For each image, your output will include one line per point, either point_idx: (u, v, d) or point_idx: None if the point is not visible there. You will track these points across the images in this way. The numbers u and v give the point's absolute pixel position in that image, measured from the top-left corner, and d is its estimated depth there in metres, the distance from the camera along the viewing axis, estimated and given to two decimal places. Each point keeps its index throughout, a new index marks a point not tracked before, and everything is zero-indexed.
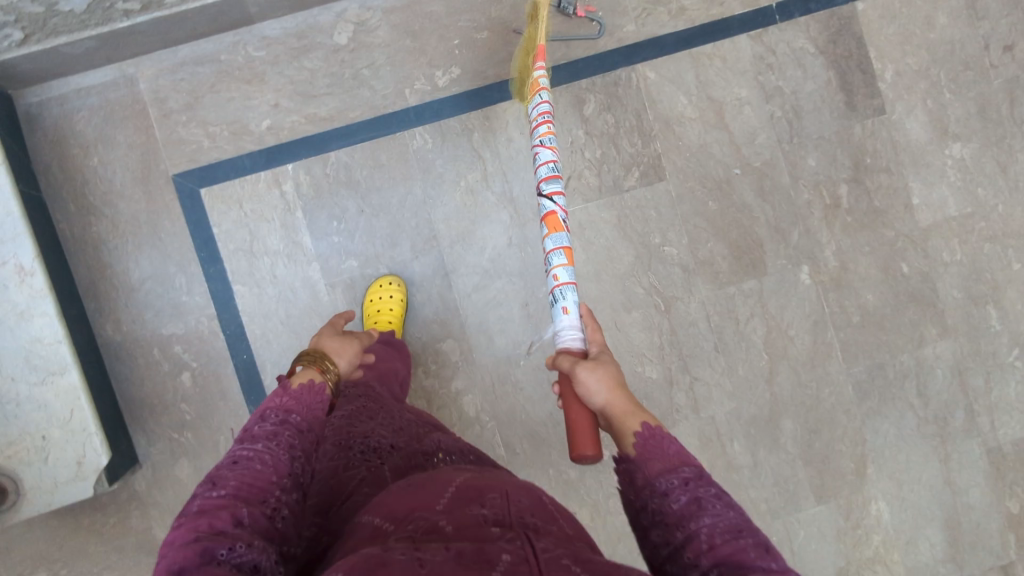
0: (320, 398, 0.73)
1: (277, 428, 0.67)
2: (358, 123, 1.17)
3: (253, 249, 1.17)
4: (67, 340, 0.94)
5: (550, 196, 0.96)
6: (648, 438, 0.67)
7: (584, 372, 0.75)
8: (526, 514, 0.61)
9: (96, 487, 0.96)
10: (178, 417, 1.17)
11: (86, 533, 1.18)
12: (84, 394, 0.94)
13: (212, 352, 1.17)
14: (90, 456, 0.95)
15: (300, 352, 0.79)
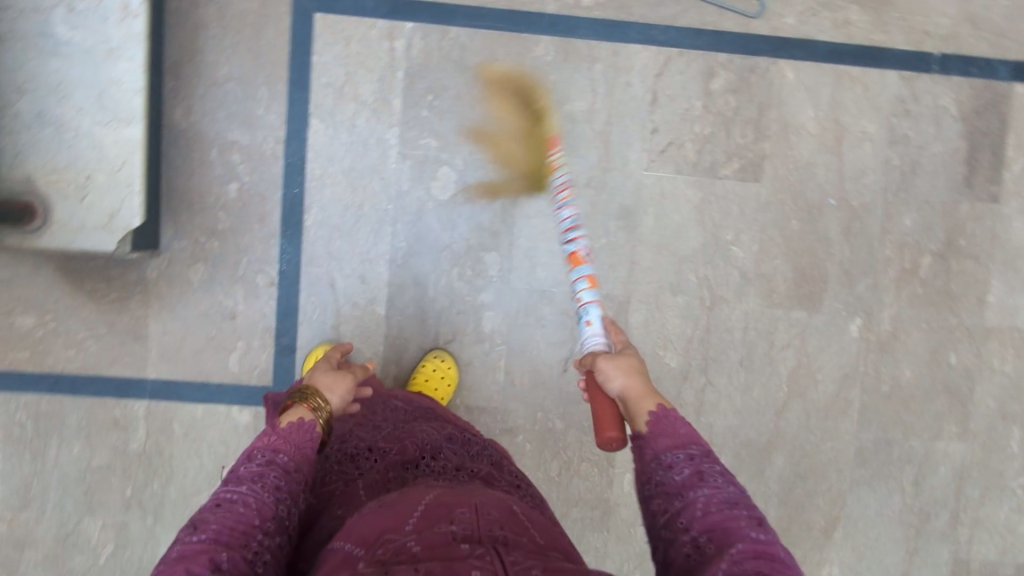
0: (309, 436, 0.75)
1: (263, 468, 0.70)
2: (490, 10, 1.14)
3: (343, 91, 1.15)
4: (143, 94, 0.98)
5: (571, 238, 0.98)
6: (658, 418, 0.70)
7: (602, 362, 0.79)
8: (493, 527, 0.67)
9: (119, 246, 0.99)
10: (210, 223, 1.16)
11: (83, 298, 1.18)
12: (141, 152, 0.97)
13: (266, 174, 1.16)
14: (124, 211, 0.98)
15: (290, 390, 0.80)
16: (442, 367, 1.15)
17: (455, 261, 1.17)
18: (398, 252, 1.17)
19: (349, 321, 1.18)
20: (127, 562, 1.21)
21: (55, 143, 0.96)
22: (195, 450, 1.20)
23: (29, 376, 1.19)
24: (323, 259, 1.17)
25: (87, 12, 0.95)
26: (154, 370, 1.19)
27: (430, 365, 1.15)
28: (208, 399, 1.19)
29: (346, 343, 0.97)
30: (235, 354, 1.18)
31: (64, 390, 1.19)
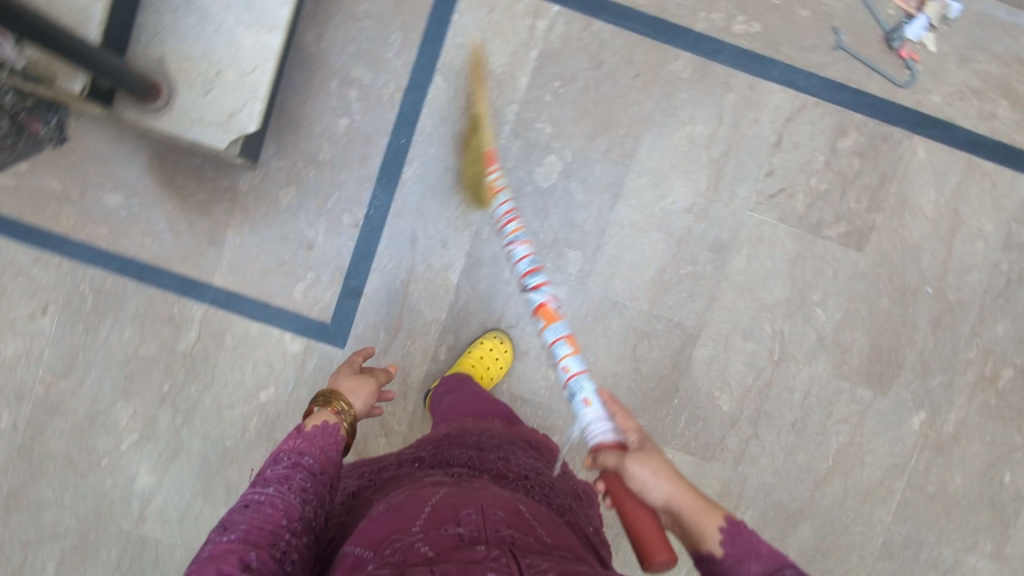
0: (332, 438, 0.82)
1: (288, 467, 0.76)
2: (639, 13, 1.13)
3: (473, 56, 1.15)
4: (291, 6, 1.00)
5: (534, 289, 0.96)
6: (733, 534, 0.68)
7: (635, 467, 0.71)
8: (500, 525, 0.67)
9: (229, 145, 1.00)
10: (312, 151, 1.17)
11: (171, 191, 1.19)
12: (275, 61, 0.99)
13: (378, 118, 1.16)
14: (243, 115, 0.99)
15: (313, 395, 0.92)
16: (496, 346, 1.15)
17: (539, 248, 1.15)
18: (484, 226, 1.16)
19: (419, 280, 1.18)
20: (146, 454, 1.22)
21: (195, 33, 0.97)
22: (238, 366, 1.20)
23: (103, 253, 1.21)
24: (410, 214, 1.17)
25: None
26: (220, 278, 1.19)
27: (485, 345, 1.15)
28: (264, 320, 1.19)
29: (367, 350, 1.06)
30: (302, 283, 1.19)
31: (130, 275, 1.21)
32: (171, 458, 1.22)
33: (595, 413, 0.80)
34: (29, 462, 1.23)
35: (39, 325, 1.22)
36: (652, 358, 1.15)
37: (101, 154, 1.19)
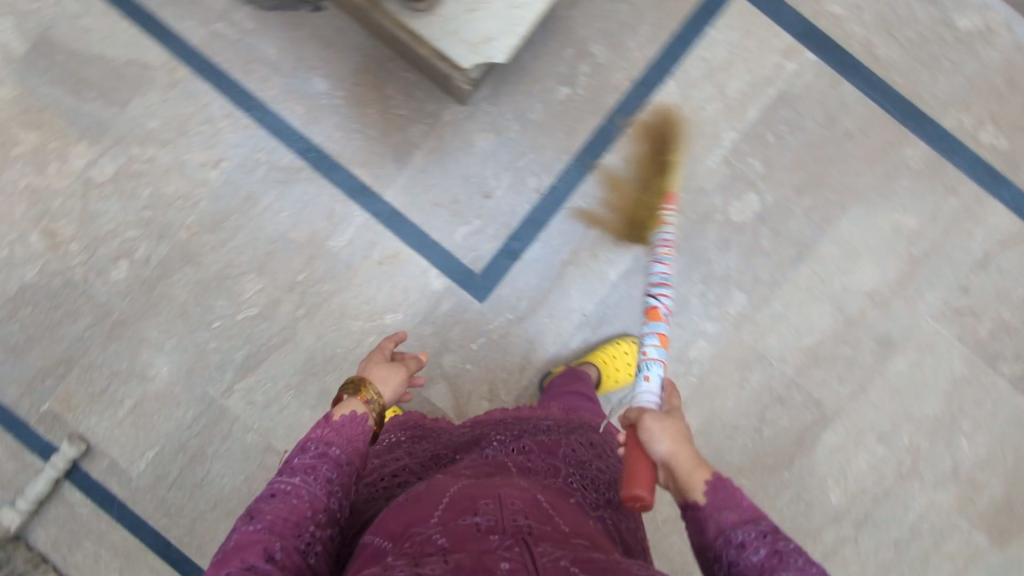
0: (361, 429, 0.74)
1: (316, 459, 0.69)
2: (891, 88, 1.11)
3: (713, 73, 1.14)
4: None
5: (652, 295, 0.93)
6: (717, 487, 0.65)
7: (648, 420, 0.73)
8: (519, 515, 0.62)
9: (471, 66, 1.01)
10: (524, 106, 1.16)
11: (376, 96, 1.20)
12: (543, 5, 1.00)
13: (599, 98, 1.15)
14: (495, 44, 1.00)
15: (346, 380, 0.80)
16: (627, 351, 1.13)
17: (706, 278, 1.12)
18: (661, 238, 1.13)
19: (579, 265, 1.15)
20: (255, 333, 1.21)
21: None
22: (376, 283, 1.19)
23: (291, 131, 1.22)
24: (596, 201, 1.16)
25: None
26: (391, 194, 1.19)
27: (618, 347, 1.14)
28: (418, 249, 1.19)
29: (401, 333, 0.95)
30: (466, 227, 1.18)
31: (308, 160, 1.21)
32: (278, 346, 1.21)
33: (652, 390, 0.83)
34: (147, 299, 1.24)
35: (206, 176, 1.23)
36: (779, 425, 1.11)
37: (327, 40, 1.21)
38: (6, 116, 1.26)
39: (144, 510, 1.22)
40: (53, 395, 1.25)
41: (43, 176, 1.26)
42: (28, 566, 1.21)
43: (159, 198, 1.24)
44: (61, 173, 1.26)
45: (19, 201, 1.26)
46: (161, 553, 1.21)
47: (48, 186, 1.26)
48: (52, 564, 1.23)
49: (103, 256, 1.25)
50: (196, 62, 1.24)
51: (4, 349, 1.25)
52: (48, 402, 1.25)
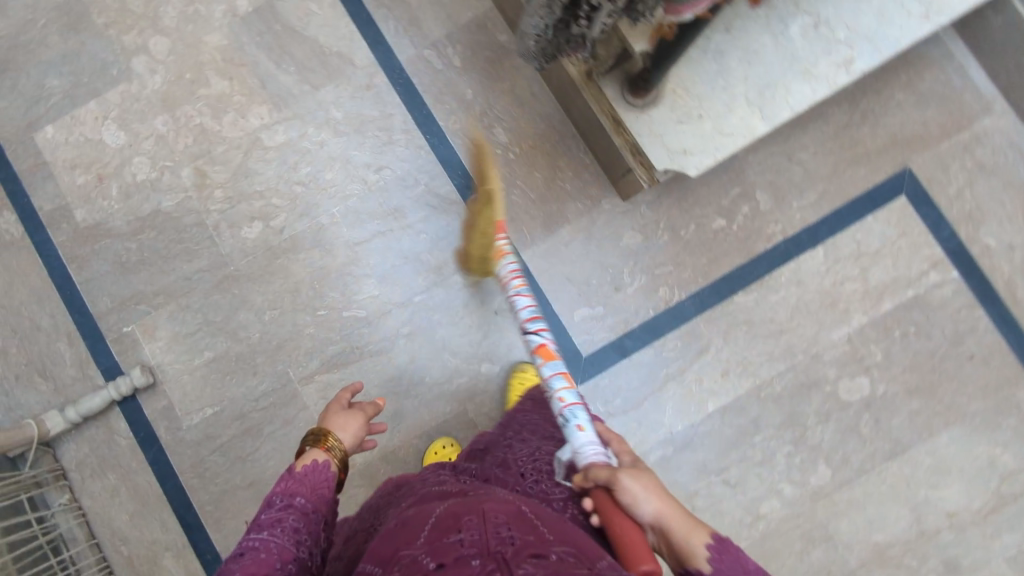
0: (324, 476, 0.79)
1: (280, 509, 0.74)
2: (1019, 330, 1.16)
3: (864, 256, 1.19)
4: (791, 114, 1.08)
5: (533, 331, 0.95)
6: (721, 551, 0.65)
7: (625, 479, 0.69)
8: (503, 528, 0.59)
9: (663, 168, 1.08)
10: (679, 222, 1.22)
11: (546, 163, 1.26)
12: (749, 140, 1.07)
13: (748, 240, 1.21)
14: (689, 158, 1.07)
15: (307, 432, 0.86)
16: (528, 376, 1.18)
17: (797, 441, 1.14)
18: (767, 387, 1.16)
19: (682, 383, 1.17)
20: (354, 334, 1.23)
21: (707, 78, 1.08)
22: (485, 328, 1.23)
23: (458, 166, 1.27)
24: (717, 329, 1.18)
25: (824, 37, 1.07)
26: (528, 253, 1.23)
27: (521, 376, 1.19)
28: (534, 314, 1.22)
29: (357, 381, 0.98)
30: (587, 311, 1.20)
31: (463, 197, 1.27)
32: (370, 354, 1.22)
33: (588, 438, 0.77)
34: (265, 265, 1.26)
35: (367, 175, 1.28)
36: None
37: (520, 98, 1.28)
38: (207, 58, 1.33)
39: (179, 463, 1.21)
40: (140, 321, 1.26)
41: (217, 122, 1.31)
42: (49, 477, 1.19)
43: (316, 179, 1.28)
44: (235, 125, 1.31)
45: (187, 135, 1.31)
46: (181, 511, 1.20)
47: (218, 132, 1.31)
48: (69, 482, 1.21)
49: (239, 212, 1.28)
50: (394, 74, 1.30)
51: (117, 263, 1.28)
52: (132, 326, 1.26)
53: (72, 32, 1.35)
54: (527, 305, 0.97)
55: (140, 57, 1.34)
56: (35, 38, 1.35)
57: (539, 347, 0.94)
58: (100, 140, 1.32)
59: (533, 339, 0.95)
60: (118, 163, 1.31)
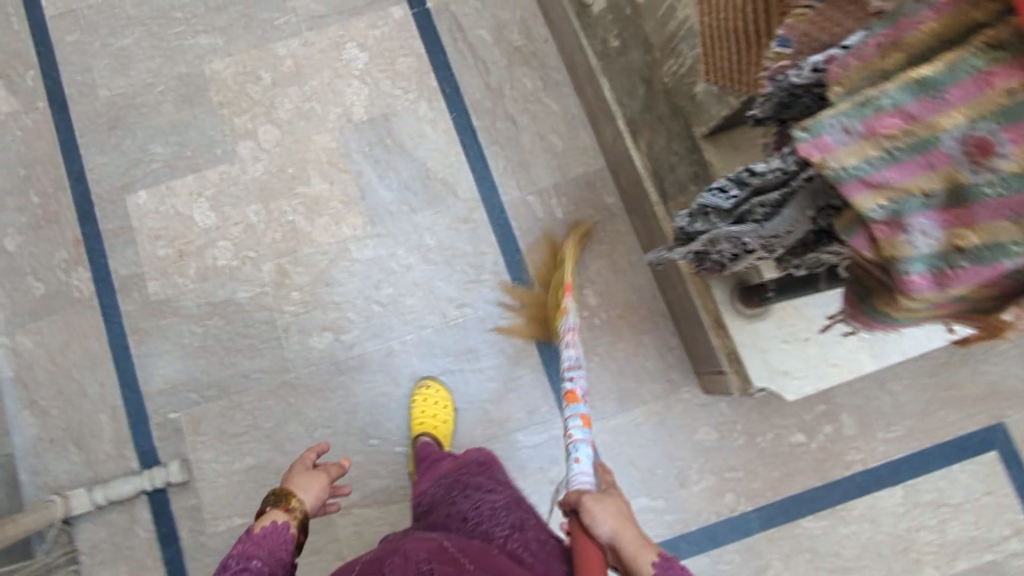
0: (283, 538, 0.80)
1: (235, 573, 0.74)
2: None
3: (945, 507, 1.15)
4: (904, 359, 1.03)
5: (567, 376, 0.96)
6: (663, 566, 0.68)
7: (588, 501, 0.73)
8: (420, 564, 0.68)
9: (759, 385, 1.04)
10: (757, 429, 1.19)
11: (632, 336, 1.24)
12: (855, 375, 1.03)
13: (826, 463, 1.18)
14: (789, 380, 1.03)
15: (268, 496, 0.86)
16: (431, 392, 1.20)
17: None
18: None
19: None
20: (403, 472, 1.20)
21: (822, 303, 1.03)
22: (536, 497, 1.19)
23: None
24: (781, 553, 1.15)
25: None
26: (596, 427, 1.20)
27: (427, 393, 1.19)
28: None
29: (321, 444, 0.99)
30: (647, 502, 1.18)
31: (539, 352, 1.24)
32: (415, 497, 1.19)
33: (583, 469, 0.81)
34: (328, 379, 1.23)
35: (447, 309, 1.25)
36: None
37: (617, 264, 1.27)
38: (313, 157, 1.32)
39: (195, 569, 1.17)
40: (190, 410, 1.23)
41: (309, 223, 1.29)
42: (60, 560, 1.15)
43: (395, 303, 1.26)
44: (326, 230, 1.29)
45: (276, 231, 1.29)
46: None
47: (308, 234, 1.29)
48: (78, 566, 1.17)
49: (313, 320, 1.25)
50: (496, 212, 1.30)
51: (178, 346, 1.25)
52: (180, 413, 1.23)
53: (187, 104, 1.35)
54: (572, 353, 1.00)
55: (247, 142, 1.33)
56: (149, 103, 1.35)
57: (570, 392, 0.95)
58: (189, 217, 1.30)
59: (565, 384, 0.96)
60: (201, 242, 1.28)
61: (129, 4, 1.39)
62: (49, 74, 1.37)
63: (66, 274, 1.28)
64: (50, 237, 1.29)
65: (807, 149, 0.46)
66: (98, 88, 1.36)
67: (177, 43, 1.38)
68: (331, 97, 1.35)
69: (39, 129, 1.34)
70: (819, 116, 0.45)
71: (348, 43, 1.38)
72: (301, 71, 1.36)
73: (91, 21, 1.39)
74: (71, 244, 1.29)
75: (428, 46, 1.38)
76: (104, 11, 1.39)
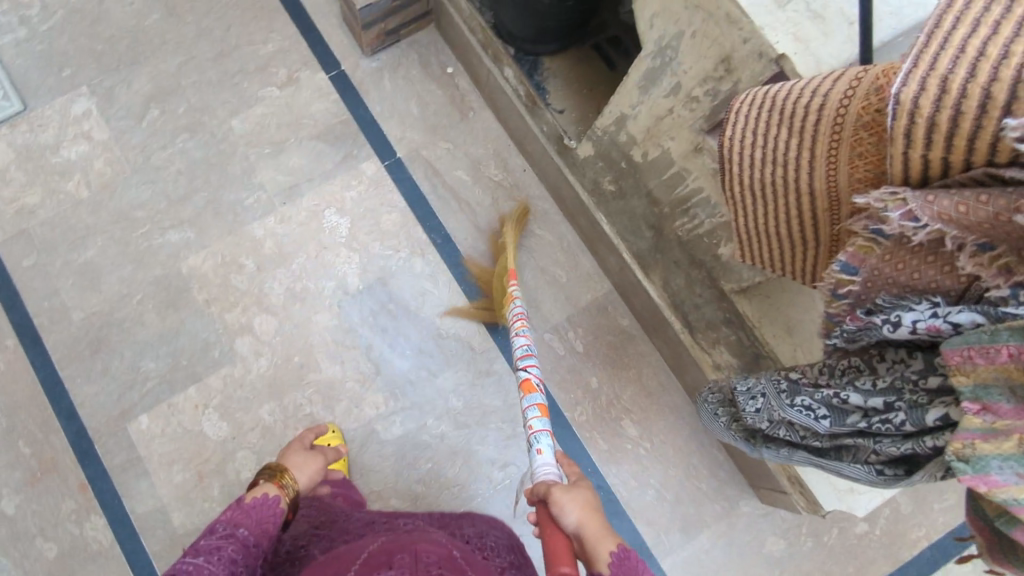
0: (271, 511, 0.77)
1: (221, 538, 0.71)
2: None
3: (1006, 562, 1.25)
4: None
5: (523, 367, 0.99)
6: (620, 559, 0.66)
7: (557, 493, 0.72)
8: (432, 567, 0.64)
9: (830, 506, 1.05)
10: (819, 527, 1.27)
11: (681, 460, 1.30)
12: None
13: (892, 545, 1.26)
14: (860, 496, 1.04)
15: (262, 467, 0.84)
16: None
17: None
18: None
19: None
20: None
21: None
22: None
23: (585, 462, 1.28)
24: None
25: None
26: (668, 562, 1.25)
27: None
28: None
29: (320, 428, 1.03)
30: None
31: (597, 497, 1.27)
32: None
33: (543, 458, 0.83)
34: None
35: (491, 473, 1.23)
36: None
37: (648, 387, 1.32)
38: (317, 341, 1.26)
39: None
40: None
41: (329, 411, 1.24)
42: None
43: (438, 477, 1.22)
44: (349, 415, 1.24)
45: (297, 427, 1.23)
46: None
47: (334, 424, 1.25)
48: None
49: None
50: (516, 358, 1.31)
51: None
52: None
53: (171, 310, 1.26)
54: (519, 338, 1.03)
55: (245, 339, 1.26)
56: (130, 316, 1.26)
57: (524, 380, 0.97)
58: (200, 432, 1.22)
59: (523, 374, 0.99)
60: (220, 458, 1.21)
61: (84, 212, 1.30)
62: (12, 307, 1.26)
63: (79, 527, 1.18)
64: (53, 490, 1.19)
65: (971, 480, 0.48)
66: (70, 311, 1.26)
67: (145, 245, 1.29)
68: (322, 273, 1.30)
69: (14, 372, 1.23)
70: (980, 452, 0.47)
71: (327, 211, 1.33)
72: (284, 250, 1.30)
73: (48, 240, 1.29)
74: (78, 490, 1.19)
75: (410, 199, 1.37)
76: (57, 225, 1.29)
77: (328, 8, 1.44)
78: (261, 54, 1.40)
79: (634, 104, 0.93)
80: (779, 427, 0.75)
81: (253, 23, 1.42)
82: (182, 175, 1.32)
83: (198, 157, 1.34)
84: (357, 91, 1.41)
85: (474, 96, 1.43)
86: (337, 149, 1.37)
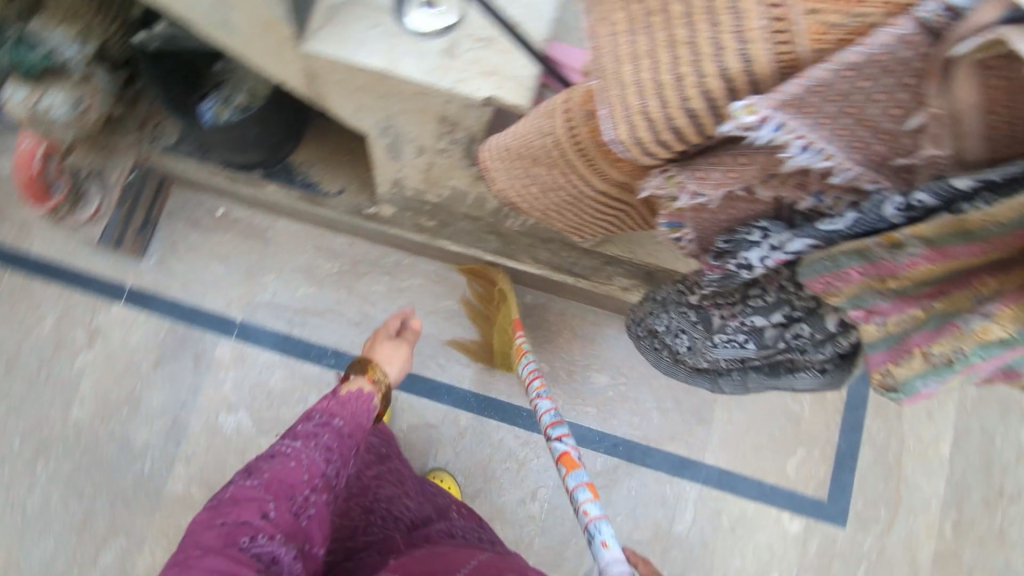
0: (364, 405, 0.84)
1: (319, 426, 0.78)
2: None
3: None
4: None
5: (558, 438, 0.97)
6: None
7: None
8: None
9: None
10: None
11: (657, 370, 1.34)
12: None
13: None
14: None
15: (356, 360, 0.92)
16: None
17: (1009, 418, 1.31)
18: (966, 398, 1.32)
19: (912, 452, 1.31)
20: None
21: None
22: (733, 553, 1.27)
23: (592, 435, 1.31)
24: None
25: None
26: (711, 457, 1.31)
27: None
28: (760, 497, 1.29)
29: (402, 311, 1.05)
30: (794, 458, 1.31)
31: (619, 455, 1.30)
32: None
33: (608, 553, 0.76)
34: None
35: (530, 510, 1.25)
36: None
37: (589, 334, 1.34)
38: None
39: None
40: None
41: None
42: None
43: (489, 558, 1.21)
44: None
45: None
46: None
47: None
48: None
49: None
50: (472, 402, 1.29)
51: None
52: None
53: None
54: (544, 409, 1.01)
55: None
56: None
57: (562, 452, 0.95)
58: None
59: (559, 447, 0.96)
60: None
61: None
62: None
63: None
64: None
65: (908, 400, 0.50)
66: None
67: None
68: None
69: None
70: (902, 378, 0.49)
71: (220, 417, 1.26)
72: (213, 482, 1.24)
73: None
74: None
75: (279, 346, 1.30)
76: None
77: (68, 244, 1.32)
78: (47, 333, 1.29)
79: (397, 169, 0.89)
80: (716, 360, 0.76)
81: (15, 312, 1.29)
82: (69, 497, 1.22)
83: (71, 470, 1.23)
84: (156, 296, 1.31)
85: (259, 216, 1.35)
86: (183, 358, 1.29)
